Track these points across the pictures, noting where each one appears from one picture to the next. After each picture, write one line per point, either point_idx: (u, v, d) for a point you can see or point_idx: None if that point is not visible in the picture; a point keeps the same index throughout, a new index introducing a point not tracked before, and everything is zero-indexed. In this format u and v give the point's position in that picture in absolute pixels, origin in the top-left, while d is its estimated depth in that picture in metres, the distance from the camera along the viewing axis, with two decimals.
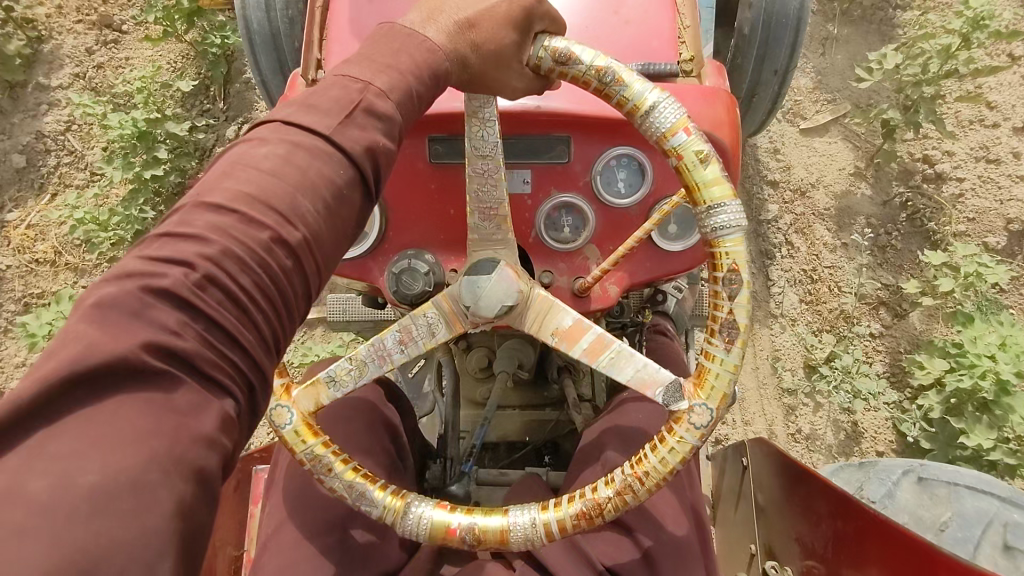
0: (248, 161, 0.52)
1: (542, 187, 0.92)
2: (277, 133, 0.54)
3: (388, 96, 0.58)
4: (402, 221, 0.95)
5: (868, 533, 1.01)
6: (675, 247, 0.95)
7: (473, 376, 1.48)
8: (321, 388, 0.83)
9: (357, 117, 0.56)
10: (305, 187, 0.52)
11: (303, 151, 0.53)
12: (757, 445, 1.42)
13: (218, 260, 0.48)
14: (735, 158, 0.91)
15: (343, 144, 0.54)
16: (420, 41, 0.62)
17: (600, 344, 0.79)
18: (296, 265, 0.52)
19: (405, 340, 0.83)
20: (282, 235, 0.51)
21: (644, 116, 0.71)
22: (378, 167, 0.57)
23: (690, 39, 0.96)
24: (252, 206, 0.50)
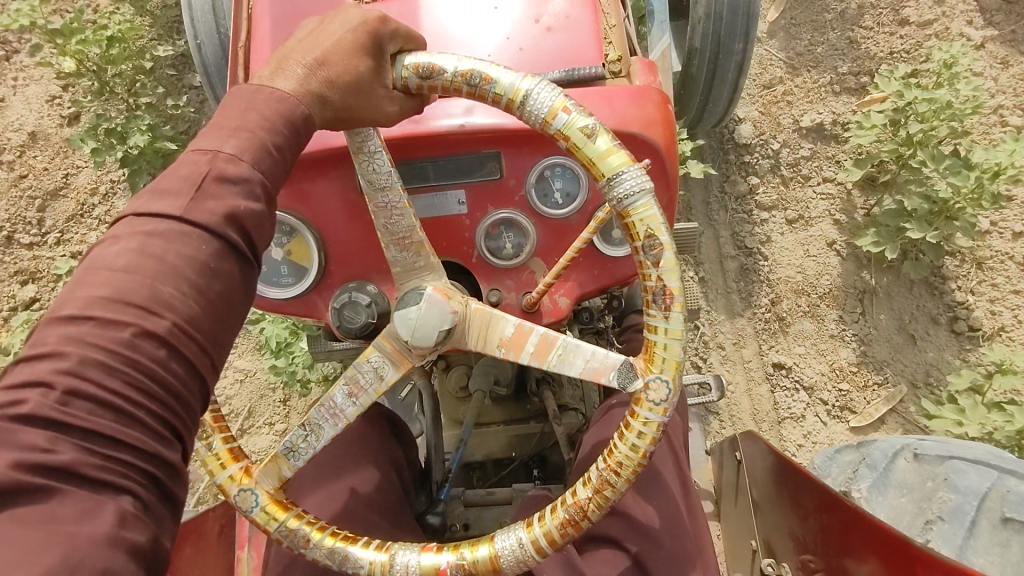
0: (102, 267, 0.55)
1: (478, 205, 0.91)
2: (129, 229, 0.57)
3: (240, 160, 0.60)
4: (341, 254, 0.93)
5: (852, 525, 0.98)
6: (620, 253, 0.92)
7: (454, 396, 1.45)
8: (281, 461, 0.80)
9: (208, 187, 0.58)
10: (164, 274, 0.55)
11: (157, 241, 0.56)
12: (748, 439, 1.39)
13: (79, 370, 0.50)
14: (671, 156, 0.89)
15: (200, 218, 0.57)
16: (268, 94, 0.65)
17: (547, 344, 0.77)
18: (172, 352, 0.54)
19: (355, 392, 0.80)
20: (148, 327, 0.53)
21: (522, 105, 0.70)
22: (245, 233, 0.60)
23: (617, 39, 0.95)
24: (109, 309, 0.53)
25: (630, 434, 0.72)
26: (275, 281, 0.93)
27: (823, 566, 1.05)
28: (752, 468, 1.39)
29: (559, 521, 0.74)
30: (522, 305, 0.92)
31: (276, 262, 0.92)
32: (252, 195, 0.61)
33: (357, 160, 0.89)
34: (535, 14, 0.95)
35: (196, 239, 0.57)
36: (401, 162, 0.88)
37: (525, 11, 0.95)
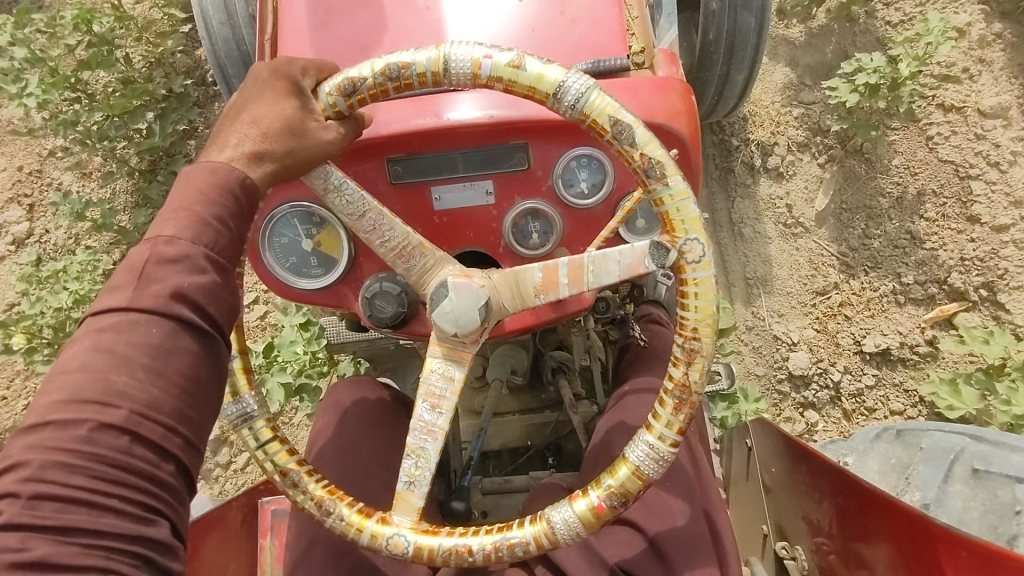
0: (61, 370, 0.56)
1: (505, 195, 0.92)
2: (84, 331, 0.58)
3: (179, 239, 0.61)
4: (370, 245, 0.94)
5: (870, 505, 1.01)
6: (644, 242, 0.94)
7: (469, 386, 1.47)
8: (407, 496, 0.81)
9: (151, 271, 0.59)
10: (118, 365, 0.56)
11: (110, 334, 0.57)
12: (759, 425, 1.42)
13: (41, 474, 0.51)
14: (695, 147, 0.91)
15: (146, 302, 0.58)
16: (201, 169, 0.66)
17: (580, 268, 0.77)
18: (137, 437, 0.55)
19: (436, 403, 0.81)
20: (106, 418, 0.54)
21: (447, 68, 0.74)
22: (198, 304, 0.60)
23: (639, 30, 0.98)
24: (68, 409, 0.54)
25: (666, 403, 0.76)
26: (305, 272, 0.95)
27: (839, 547, 1.06)
28: (763, 453, 1.42)
29: (630, 472, 0.77)
30: None
31: (306, 254, 0.94)
32: (198, 268, 0.61)
33: (385, 152, 0.90)
34: (560, 7, 0.96)
35: (160, 322, 0.58)
36: (430, 153, 0.90)
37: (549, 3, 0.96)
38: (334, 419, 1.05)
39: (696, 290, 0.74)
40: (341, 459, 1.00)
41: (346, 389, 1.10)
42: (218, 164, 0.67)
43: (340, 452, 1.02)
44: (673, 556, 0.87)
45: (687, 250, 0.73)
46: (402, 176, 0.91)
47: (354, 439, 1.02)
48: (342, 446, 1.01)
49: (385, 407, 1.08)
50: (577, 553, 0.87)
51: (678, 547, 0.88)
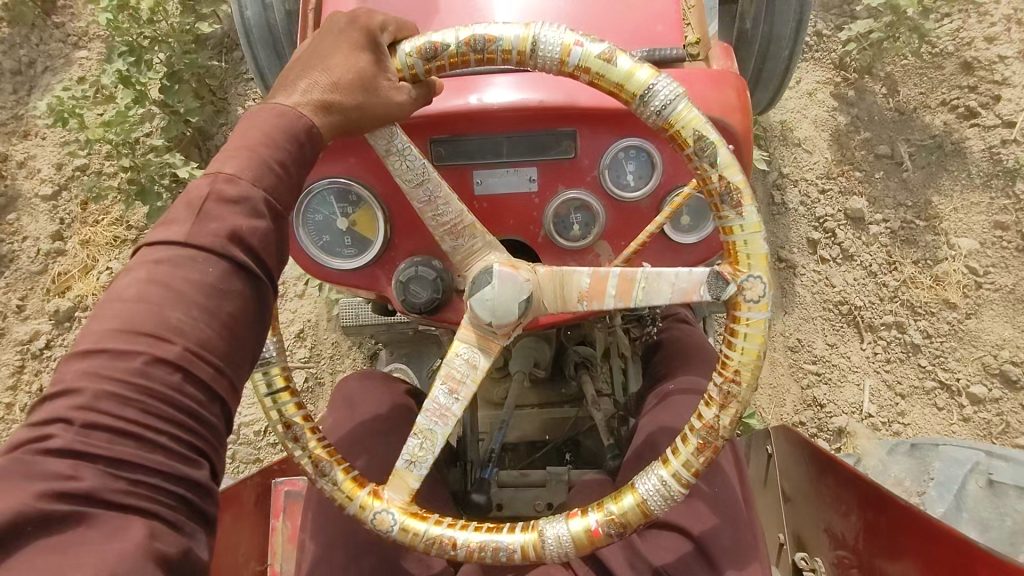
0: (115, 298, 0.57)
1: (549, 184, 0.89)
2: (140, 259, 0.59)
3: (240, 178, 0.63)
4: (407, 228, 0.91)
5: (902, 525, 0.98)
6: (690, 239, 0.91)
7: (490, 377, 1.45)
8: (404, 475, 0.79)
9: (210, 210, 0.61)
10: (173, 300, 0.57)
11: (166, 265, 0.59)
12: (783, 432, 1.39)
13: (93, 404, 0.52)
14: (747, 143, 0.87)
15: (202, 240, 0.59)
16: (271, 109, 0.68)
17: (628, 283, 0.75)
18: (185, 376, 0.56)
19: (456, 388, 0.79)
20: (160, 354, 0.55)
21: (533, 51, 0.71)
22: (250, 248, 0.62)
23: (695, 21, 0.93)
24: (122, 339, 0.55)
25: (707, 416, 0.73)
26: (338, 251, 0.92)
27: (863, 563, 1.05)
28: (786, 461, 1.39)
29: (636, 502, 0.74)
30: None
31: (340, 233, 0.91)
32: (255, 214, 0.63)
33: (429, 133, 0.87)
34: None
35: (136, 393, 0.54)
36: (475, 136, 0.87)
37: None
38: (350, 412, 1.03)
39: (746, 331, 0.71)
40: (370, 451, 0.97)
41: (353, 384, 1.09)
42: (276, 105, 0.68)
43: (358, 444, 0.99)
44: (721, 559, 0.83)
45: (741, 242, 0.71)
46: (443, 159, 0.88)
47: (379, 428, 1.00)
48: (366, 431, 1.00)
49: (401, 401, 1.07)
50: (620, 555, 0.85)
51: (723, 548, 0.84)
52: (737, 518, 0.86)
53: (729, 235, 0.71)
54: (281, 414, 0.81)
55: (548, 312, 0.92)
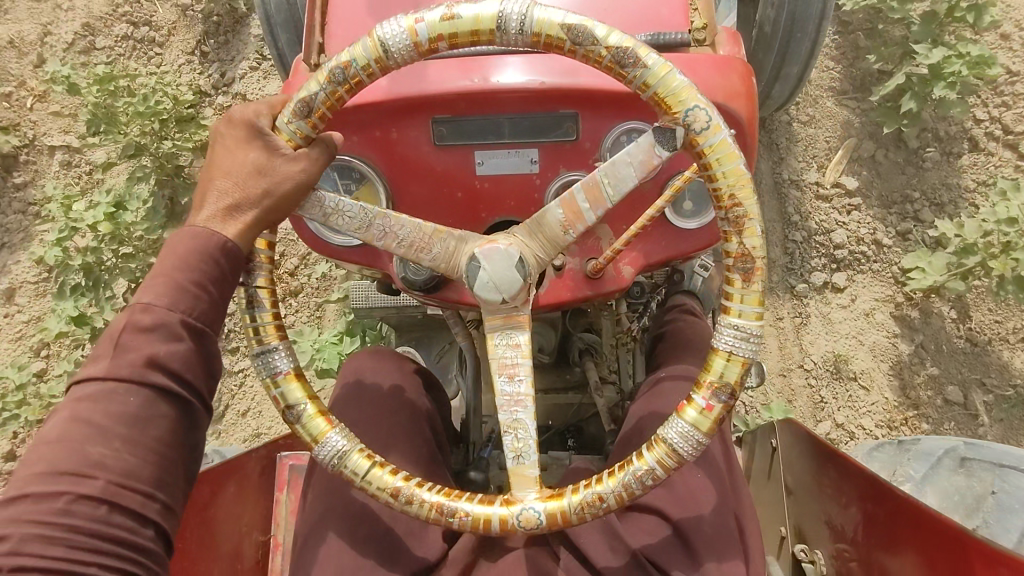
0: (41, 440, 0.64)
1: (551, 165, 0.90)
2: (70, 401, 0.66)
3: (156, 306, 0.69)
4: (410, 208, 0.93)
5: (899, 517, 0.98)
6: (691, 224, 0.91)
7: (495, 361, 1.46)
8: (522, 470, 0.77)
9: (129, 341, 0.67)
10: (96, 436, 0.64)
11: (90, 404, 0.65)
12: (787, 426, 1.38)
13: (22, 547, 0.59)
14: (751, 129, 0.87)
15: (122, 373, 0.66)
16: (195, 232, 0.72)
17: (597, 189, 0.75)
18: (114, 505, 0.63)
19: (509, 372, 0.78)
20: (84, 491, 0.62)
21: (384, 55, 0.72)
22: (170, 372, 0.68)
23: (703, 6, 0.92)
24: (47, 482, 0.62)
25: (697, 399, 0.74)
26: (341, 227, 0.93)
27: (861, 557, 1.04)
28: (789, 454, 1.38)
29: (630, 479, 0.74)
30: (585, 271, 0.92)
31: None
32: (174, 336, 0.69)
33: (432, 113, 0.88)
34: None
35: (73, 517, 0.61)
36: (478, 116, 0.88)
37: None
38: (360, 386, 1.05)
39: (740, 309, 0.73)
40: (378, 422, 1.00)
41: (363, 357, 1.11)
42: (194, 226, 0.73)
43: (366, 414, 1.02)
44: (699, 547, 0.83)
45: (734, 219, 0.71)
46: (446, 139, 0.89)
47: (387, 402, 1.03)
48: (375, 406, 1.02)
49: (408, 376, 1.09)
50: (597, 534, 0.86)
51: (702, 537, 0.84)
52: (720, 509, 0.87)
53: (726, 216, 0.72)
54: (271, 372, 0.80)
55: (547, 292, 0.93)
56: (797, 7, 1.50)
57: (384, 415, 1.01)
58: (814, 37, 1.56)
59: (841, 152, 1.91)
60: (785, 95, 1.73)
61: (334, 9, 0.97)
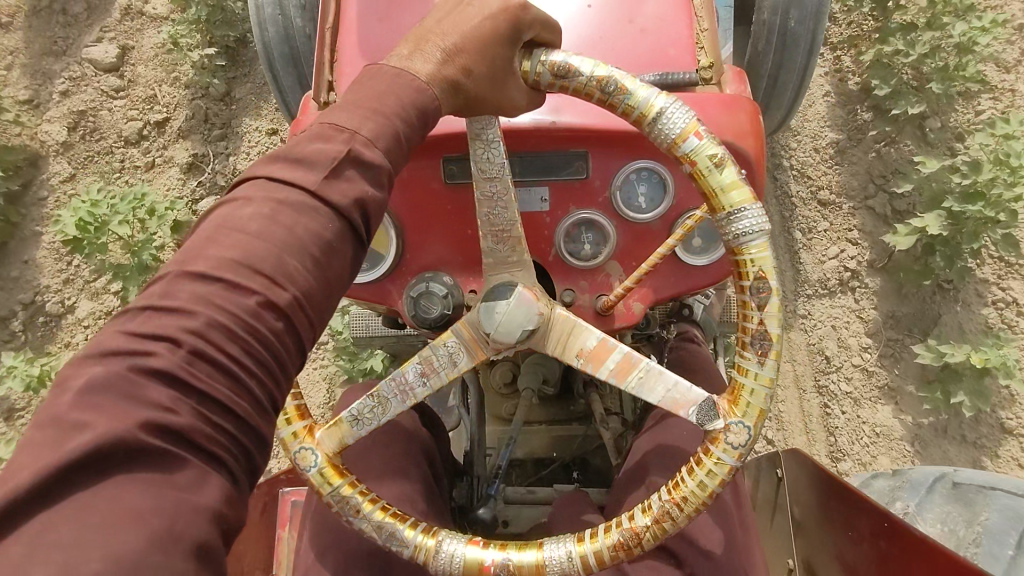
0: (222, 235, 0.55)
1: (561, 204, 0.90)
2: (262, 192, 0.57)
3: (363, 140, 0.60)
4: (420, 244, 0.93)
5: (914, 552, 0.97)
6: (700, 261, 0.91)
7: (498, 393, 1.47)
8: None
9: (345, 171, 0.59)
10: (291, 247, 0.55)
11: (287, 210, 0.56)
12: (792, 456, 1.37)
13: (203, 333, 0.51)
14: (759, 167, 0.87)
15: (331, 198, 0.57)
16: (397, 78, 0.64)
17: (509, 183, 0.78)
18: (286, 325, 0.55)
19: (428, 371, 0.81)
20: (270, 298, 0.53)
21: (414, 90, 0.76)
22: (366, 217, 0.60)
23: (708, 44, 0.94)
24: (236, 273, 0.53)
25: (716, 452, 0.73)
26: None
27: None
28: (794, 486, 1.37)
29: (636, 530, 0.74)
30: (595, 308, 0.91)
31: None
32: (376, 184, 0.61)
33: (442, 152, 0.90)
34: (629, 15, 0.94)
35: (323, 214, 0.57)
36: None
37: (618, 10, 0.94)
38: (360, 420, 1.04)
39: (754, 368, 0.71)
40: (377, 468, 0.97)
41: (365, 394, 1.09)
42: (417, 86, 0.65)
43: (371, 447, 1.00)
44: None
45: (757, 293, 0.70)
46: (455, 176, 0.90)
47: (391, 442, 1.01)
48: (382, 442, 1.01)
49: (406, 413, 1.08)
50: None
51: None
52: (733, 550, 0.86)
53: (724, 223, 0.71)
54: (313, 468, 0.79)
55: None
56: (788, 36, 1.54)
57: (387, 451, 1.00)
58: (807, 64, 1.58)
59: (828, 207, 2.04)
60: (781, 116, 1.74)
61: (342, 49, 0.99)
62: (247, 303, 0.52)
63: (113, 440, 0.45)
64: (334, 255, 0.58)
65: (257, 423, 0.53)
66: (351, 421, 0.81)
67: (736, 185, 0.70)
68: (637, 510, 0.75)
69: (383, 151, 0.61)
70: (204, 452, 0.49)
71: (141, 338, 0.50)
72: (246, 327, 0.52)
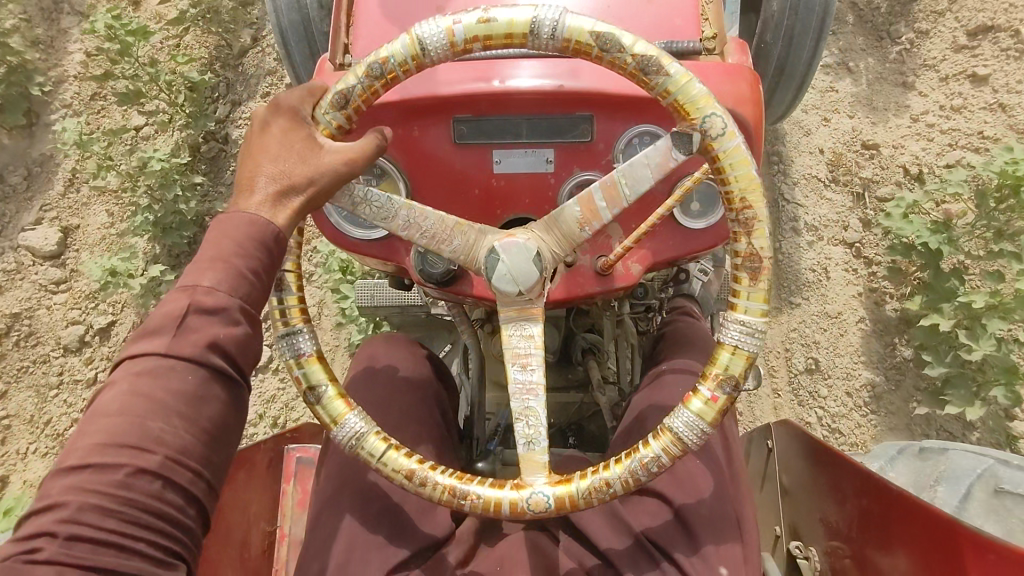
0: (99, 414, 0.63)
1: (565, 166, 0.93)
2: (122, 375, 0.65)
3: (216, 290, 0.68)
4: (429, 204, 0.96)
5: (894, 511, 1.01)
6: (698, 225, 0.95)
7: (499, 360, 1.51)
8: (531, 456, 0.81)
9: (189, 323, 0.66)
10: (154, 414, 0.63)
11: (146, 385, 0.64)
12: (783, 427, 1.41)
13: (77, 516, 0.58)
14: (757, 134, 0.91)
15: (183, 354, 0.65)
16: (241, 219, 0.71)
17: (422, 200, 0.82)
18: (166, 483, 0.63)
19: (525, 362, 0.81)
20: (143, 465, 0.61)
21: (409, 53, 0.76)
22: (226, 357, 0.68)
23: (713, 15, 0.97)
24: (106, 453, 0.61)
25: (704, 388, 0.77)
26: (361, 222, 0.97)
27: (854, 551, 1.08)
28: (784, 456, 1.42)
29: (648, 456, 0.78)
30: (595, 268, 0.96)
31: None
32: (233, 321, 0.68)
33: (452, 113, 0.92)
34: None
35: (194, 369, 0.66)
36: (496, 117, 0.92)
37: None
38: (375, 371, 1.08)
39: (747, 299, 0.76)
40: (388, 414, 1.01)
41: (381, 344, 1.14)
42: (262, 213, 0.71)
43: (383, 396, 1.04)
44: (697, 528, 0.87)
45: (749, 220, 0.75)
46: (465, 138, 0.94)
47: (401, 391, 1.05)
48: (392, 391, 1.05)
49: (420, 364, 1.12)
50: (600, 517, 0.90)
51: (703, 519, 0.88)
52: (720, 493, 0.90)
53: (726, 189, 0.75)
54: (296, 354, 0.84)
55: (561, 286, 0.96)
56: (796, 18, 1.54)
57: (399, 400, 1.04)
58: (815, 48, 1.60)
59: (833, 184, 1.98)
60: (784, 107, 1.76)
61: (357, 12, 1.01)
62: (119, 477, 0.60)
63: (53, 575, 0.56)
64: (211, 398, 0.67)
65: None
66: (530, 448, 0.81)
67: (738, 153, 0.74)
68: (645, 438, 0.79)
69: (234, 292, 0.68)
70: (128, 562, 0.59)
71: (25, 540, 0.58)
72: (117, 497, 0.60)
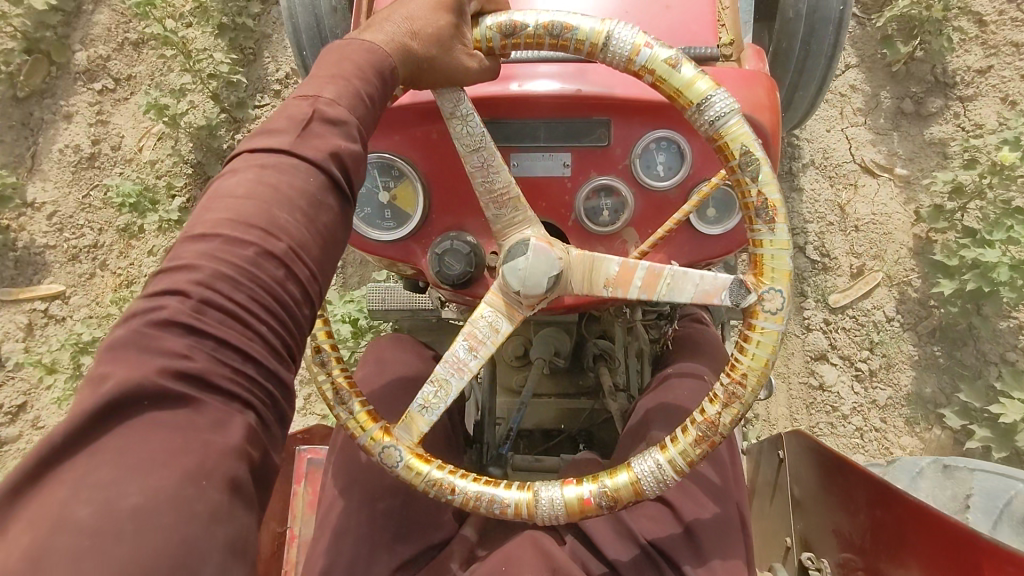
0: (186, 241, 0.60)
1: (582, 170, 0.94)
2: (250, 165, 0.64)
3: (311, 127, 0.67)
4: (444, 203, 0.97)
5: (910, 519, 1.00)
6: (714, 230, 0.95)
7: (510, 365, 1.51)
8: (416, 418, 0.84)
9: (306, 134, 0.66)
10: (280, 203, 0.62)
11: (274, 178, 0.63)
12: (794, 437, 1.40)
13: (210, 283, 0.57)
14: (775, 142, 0.91)
15: (297, 162, 0.64)
16: (359, 47, 0.74)
17: (650, 272, 0.80)
18: (287, 273, 0.62)
19: (474, 346, 0.84)
20: (267, 247, 0.60)
21: (603, 46, 0.77)
22: (345, 170, 0.68)
23: (730, 23, 0.98)
24: (235, 233, 0.60)
25: (746, 356, 0.76)
26: (377, 224, 0.97)
27: (866, 563, 1.07)
28: (796, 466, 1.40)
29: (671, 459, 0.78)
30: None
31: (380, 206, 0.97)
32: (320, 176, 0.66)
33: (471, 116, 0.93)
34: None
35: (297, 186, 0.64)
36: (515, 120, 0.92)
37: None
38: (380, 369, 1.07)
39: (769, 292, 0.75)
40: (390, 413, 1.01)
41: (387, 345, 1.12)
42: (374, 45, 0.74)
43: (384, 398, 1.02)
44: (704, 540, 0.88)
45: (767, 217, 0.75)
46: None
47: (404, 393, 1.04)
48: (396, 393, 1.04)
49: (425, 364, 1.11)
50: (608, 526, 0.89)
51: (711, 533, 0.88)
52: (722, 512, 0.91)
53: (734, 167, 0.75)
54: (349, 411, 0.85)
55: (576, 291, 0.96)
56: (812, 30, 1.55)
57: (396, 403, 1.02)
58: (831, 55, 1.59)
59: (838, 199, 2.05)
60: (802, 111, 1.74)
61: None
62: (247, 253, 0.59)
63: (134, 387, 0.51)
64: (298, 229, 0.64)
65: (276, 364, 0.61)
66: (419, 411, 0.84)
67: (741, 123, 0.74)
68: (669, 439, 0.79)
69: (337, 115, 0.68)
70: (227, 398, 0.56)
71: (154, 294, 0.57)
72: (248, 273, 0.59)
